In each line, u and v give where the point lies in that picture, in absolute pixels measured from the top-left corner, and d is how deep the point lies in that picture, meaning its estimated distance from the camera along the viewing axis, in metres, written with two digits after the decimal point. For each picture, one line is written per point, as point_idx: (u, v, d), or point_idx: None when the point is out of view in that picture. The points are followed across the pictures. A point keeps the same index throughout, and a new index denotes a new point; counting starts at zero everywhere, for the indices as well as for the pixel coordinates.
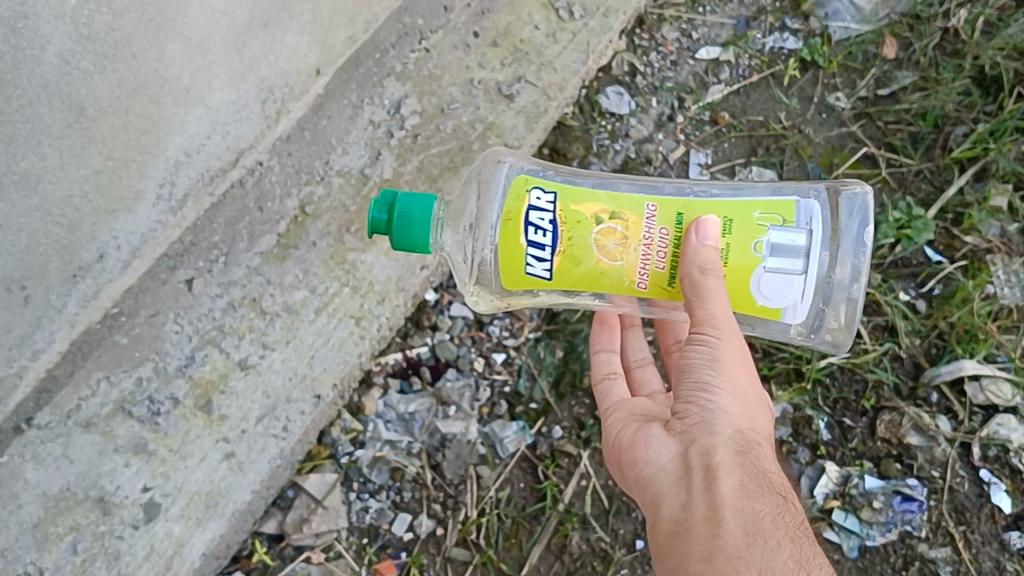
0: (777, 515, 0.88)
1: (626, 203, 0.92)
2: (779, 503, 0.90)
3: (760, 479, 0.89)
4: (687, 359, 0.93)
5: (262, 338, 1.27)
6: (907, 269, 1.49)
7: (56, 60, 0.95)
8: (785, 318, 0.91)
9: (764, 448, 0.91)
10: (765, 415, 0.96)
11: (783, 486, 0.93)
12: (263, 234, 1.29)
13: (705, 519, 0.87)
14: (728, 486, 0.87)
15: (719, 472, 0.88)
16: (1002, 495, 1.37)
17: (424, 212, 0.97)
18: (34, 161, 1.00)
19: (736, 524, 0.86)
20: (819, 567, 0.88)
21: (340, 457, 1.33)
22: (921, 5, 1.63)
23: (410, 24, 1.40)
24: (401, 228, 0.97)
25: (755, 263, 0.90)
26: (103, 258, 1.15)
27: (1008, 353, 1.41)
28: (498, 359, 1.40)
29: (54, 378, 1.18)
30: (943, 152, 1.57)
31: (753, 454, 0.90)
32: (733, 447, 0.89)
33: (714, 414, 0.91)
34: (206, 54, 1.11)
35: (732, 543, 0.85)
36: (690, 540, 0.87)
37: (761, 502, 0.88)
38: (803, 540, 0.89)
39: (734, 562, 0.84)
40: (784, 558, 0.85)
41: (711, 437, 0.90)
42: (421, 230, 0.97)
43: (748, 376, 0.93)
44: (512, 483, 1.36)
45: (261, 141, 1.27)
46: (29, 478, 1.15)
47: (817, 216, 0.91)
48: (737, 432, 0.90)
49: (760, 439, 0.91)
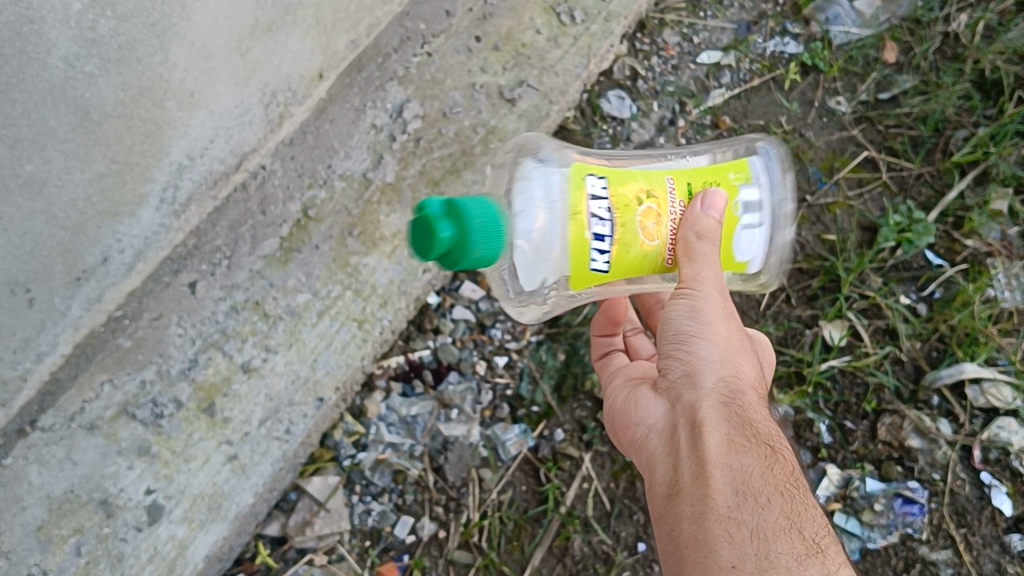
0: (766, 471, 0.89)
1: (655, 180, 0.94)
2: (768, 456, 0.91)
3: (747, 431, 0.90)
4: (669, 312, 0.95)
5: (265, 342, 1.28)
6: (908, 272, 1.50)
7: (62, 64, 0.95)
8: (748, 270, 1.03)
9: (750, 396, 0.93)
10: (751, 363, 0.97)
11: (770, 437, 0.94)
12: (266, 237, 1.30)
13: (695, 479, 0.88)
14: (715, 442, 0.88)
15: (705, 428, 0.89)
16: (1003, 498, 1.36)
17: (498, 218, 0.83)
18: (39, 164, 1.00)
19: (724, 483, 0.86)
20: (811, 522, 0.88)
21: (342, 460, 1.33)
22: (921, 10, 1.65)
23: (414, 28, 1.42)
24: (485, 240, 0.81)
25: (736, 222, 0.99)
26: (107, 262, 1.16)
27: (1008, 356, 1.42)
28: (500, 362, 1.41)
29: (59, 381, 1.19)
30: (943, 156, 1.58)
31: (739, 403, 0.91)
32: (718, 399, 0.91)
33: (696, 367, 0.93)
34: (210, 58, 1.12)
35: (723, 502, 0.85)
36: (681, 502, 0.88)
37: (749, 456, 0.89)
38: (792, 494, 0.90)
39: (726, 523, 0.84)
40: (774, 517, 0.86)
41: (696, 392, 0.92)
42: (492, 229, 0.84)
43: (729, 328, 0.94)
44: (514, 485, 1.36)
45: (264, 146, 1.29)
46: (33, 481, 1.16)
47: (763, 171, 1.03)
48: (720, 382, 0.92)
49: (744, 387, 0.93)
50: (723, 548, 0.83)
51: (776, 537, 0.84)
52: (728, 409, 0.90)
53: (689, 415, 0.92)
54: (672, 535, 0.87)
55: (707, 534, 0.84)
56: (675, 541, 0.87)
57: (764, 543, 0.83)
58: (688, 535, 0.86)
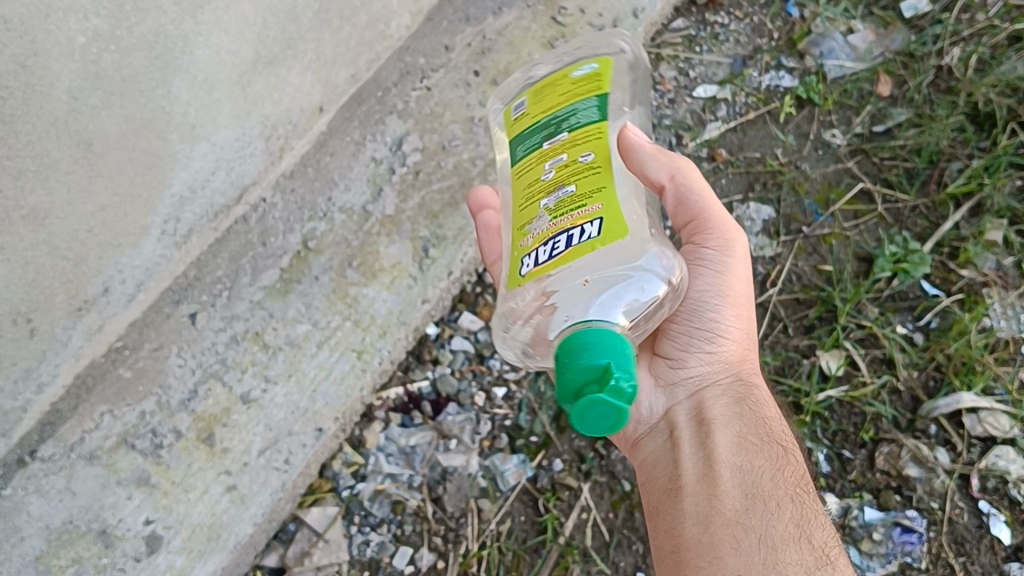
0: (776, 473, 0.95)
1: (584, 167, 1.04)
2: (779, 455, 0.97)
3: (758, 431, 0.99)
4: (691, 296, 1.04)
5: (265, 372, 1.28)
6: (904, 302, 1.50)
7: (65, 97, 0.96)
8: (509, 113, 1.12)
9: (763, 392, 1.05)
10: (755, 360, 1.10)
11: (783, 436, 1.01)
12: (266, 269, 1.32)
13: (702, 478, 0.96)
14: (725, 442, 0.98)
15: (717, 427, 1.00)
16: (1002, 526, 1.35)
17: (624, 352, 0.79)
18: (42, 196, 1.00)
19: (732, 487, 0.94)
20: (821, 529, 0.92)
21: (340, 491, 1.34)
22: (914, 44, 1.68)
23: (413, 62, 1.44)
24: (619, 363, 0.78)
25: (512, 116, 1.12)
26: (108, 292, 1.17)
27: (1005, 385, 1.42)
28: (498, 393, 1.41)
29: (59, 412, 1.20)
30: (937, 187, 1.59)
31: (753, 400, 1.02)
32: (731, 396, 1.03)
33: (714, 364, 1.05)
34: (211, 91, 1.13)
35: (730, 507, 0.92)
36: (686, 500, 0.95)
37: (760, 457, 0.96)
38: (803, 499, 0.94)
39: (732, 527, 0.90)
40: (783, 524, 0.90)
41: (707, 387, 1.04)
42: (628, 343, 0.81)
43: (746, 320, 1.07)
44: (512, 516, 1.36)
45: (264, 178, 1.31)
46: (32, 511, 1.16)
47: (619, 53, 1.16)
48: (734, 377, 1.04)
49: (757, 385, 1.05)
50: (729, 554, 0.88)
51: (786, 544, 0.88)
52: (738, 407, 1.01)
53: (698, 412, 1.02)
54: (672, 535, 0.94)
55: (713, 538, 0.90)
56: (676, 540, 0.93)
57: (771, 551, 0.87)
58: (691, 536, 0.92)
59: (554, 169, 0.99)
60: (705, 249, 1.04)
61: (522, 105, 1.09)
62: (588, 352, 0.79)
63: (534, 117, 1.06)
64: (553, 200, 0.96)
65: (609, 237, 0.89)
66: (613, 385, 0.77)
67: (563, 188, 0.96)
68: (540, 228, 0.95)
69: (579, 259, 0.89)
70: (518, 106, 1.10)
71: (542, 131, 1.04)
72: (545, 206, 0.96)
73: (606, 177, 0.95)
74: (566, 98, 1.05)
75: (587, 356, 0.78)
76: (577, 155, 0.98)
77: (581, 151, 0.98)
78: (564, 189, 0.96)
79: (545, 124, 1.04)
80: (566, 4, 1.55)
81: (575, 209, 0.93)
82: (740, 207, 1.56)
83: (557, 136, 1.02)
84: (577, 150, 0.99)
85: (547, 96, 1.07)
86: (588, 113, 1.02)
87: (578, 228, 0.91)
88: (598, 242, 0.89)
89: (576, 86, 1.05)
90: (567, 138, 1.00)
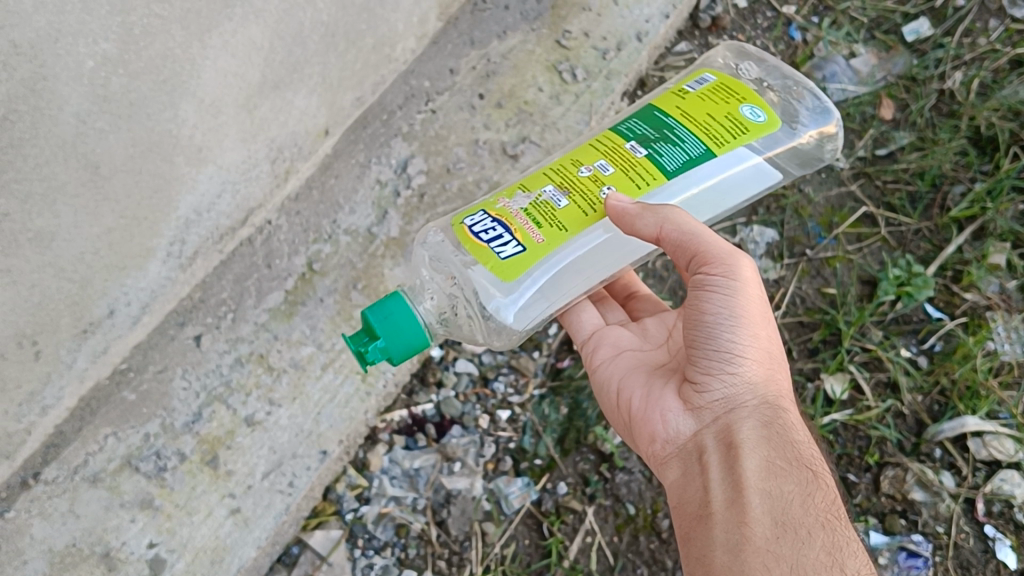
0: (806, 499, 0.95)
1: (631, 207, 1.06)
2: (809, 480, 0.97)
3: (787, 455, 0.98)
4: (704, 320, 1.01)
5: (269, 395, 1.29)
6: (908, 325, 1.51)
7: (73, 120, 0.94)
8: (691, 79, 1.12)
9: (790, 411, 1.02)
10: (785, 377, 1.06)
11: (812, 459, 1.00)
12: (271, 291, 1.32)
13: (731, 504, 0.95)
14: (752, 468, 0.96)
15: (744, 450, 0.97)
16: (1008, 550, 1.35)
17: (409, 339, 1.02)
18: (49, 219, 0.99)
19: (762, 514, 0.93)
20: (853, 556, 0.92)
21: (345, 513, 1.33)
22: (916, 68, 1.69)
23: (417, 86, 1.44)
24: (393, 347, 1.01)
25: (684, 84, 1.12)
26: (113, 315, 1.16)
27: (1009, 409, 1.41)
28: (503, 415, 1.42)
29: (62, 434, 1.19)
30: (941, 211, 1.59)
31: (780, 423, 1.00)
32: (758, 419, 1.00)
33: (739, 387, 1.01)
34: (218, 115, 1.13)
35: (760, 536, 0.91)
36: (715, 527, 0.95)
37: (789, 482, 0.96)
38: (833, 526, 0.95)
39: (764, 556, 0.90)
40: (814, 552, 0.91)
41: (733, 409, 1.01)
42: (415, 333, 1.02)
43: (768, 335, 1.03)
44: (517, 539, 1.36)
45: (270, 200, 1.31)
46: (35, 534, 1.15)
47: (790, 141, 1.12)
48: (760, 399, 1.01)
49: (786, 406, 1.02)
50: None
51: (818, 572, 0.89)
52: (766, 431, 0.99)
53: (724, 435, 1.00)
54: (702, 558, 0.94)
55: (744, 568, 0.90)
56: (707, 567, 0.93)
57: None
58: (721, 564, 0.92)
59: (590, 171, 1.03)
60: (710, 275, 1.01)
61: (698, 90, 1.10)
62: (383, 318, 1.01)
63: (671, 111, 1.07)
64: (545, 196, 1.02)
65: (500, 267, 0.98)
66: (367, 350, 1.01)
67: (558, 195, 1.02)
68: (514, 204, 1.03)
69: (477, 256, 1.00)
70: (697, 84, 1.10)
71: (652, 129, 1.06)
72: (542, 193, 1.03)
73: (576, 228, 1.00)
74: (700, 126, 1.04)
75: (372, 315, 1.01)
76: (605, 183, 1.02)
77: (610, 181, 1.02)
78: (557, 198, 1.02)
79: (657, 127, 1.06)
80: (571, 27, 1.55)
81: (531, 221, 1.00)
82: (743, 230, 1.56)
83: (639, 147, 1.04)
84: (615, 180, 1.02)
85: (703, 106, 1.06)
86: (674, 156, 1.02)
87: (512, 236, 0.99)
88: (493, 262, 0.98)
89: (718, 122, 1.04)
90: (632, 158, 1.03)
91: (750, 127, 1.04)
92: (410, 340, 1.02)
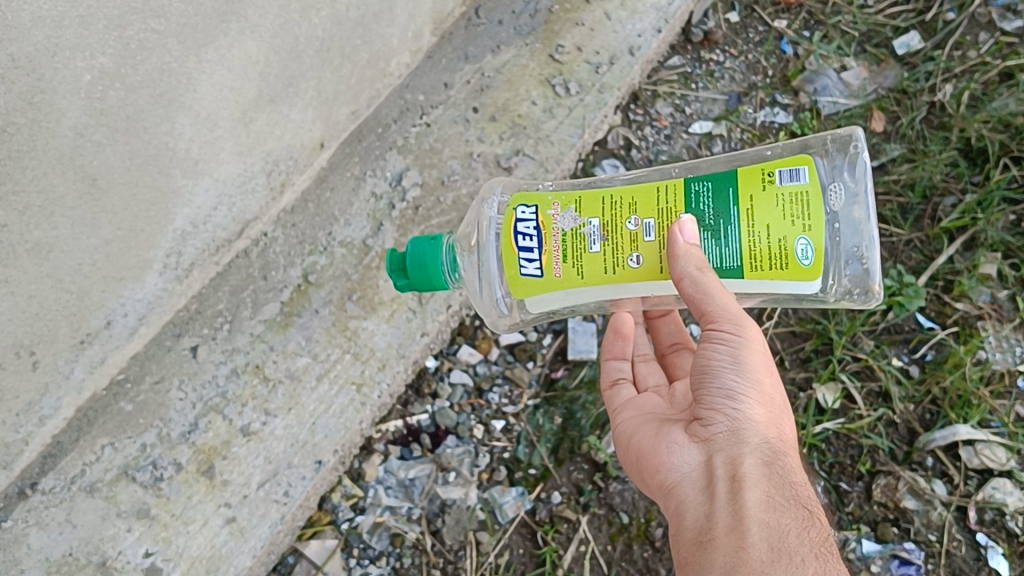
0: (802, 532, 0.93)
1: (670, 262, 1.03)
2: (804, 517, 0.95)
3: (787, 491, 0.95)
4: (708, 362, 0.99)
5: (265, 405, 1.30)
6: (900, 335, 1.52)
7: (71, 133, 0.96)
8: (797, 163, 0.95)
9: (791, 455, 0.98)
10: (786, 424, 1.03)
11: (809, 500, 0.98)
12: (266, 302, 1.33)
13: (731, 529, 0.92)
14: (754, 498, 0.93)
15: (746, 482, 0.94)
16: (1000, 558, 1.37)
17: (435, 281, 1.10)
18: (47, 229, 1.01)
19: (760, 539, 0.90)
20: None
21: (340, 523, 1.35)
22: (907, 81, 1.70)
23: (412, 100, 1.46)
24: (417, 284, 1.11)
25: (785, 165, 0.95)
26: (111, 326, 1.18)
27: (1001, 418, 1.43)
28: (497, 426, 1.43)
29: (59, 444, 1.20)
30: (931, 222, 1.60)
31: (782, 463, 0.96)
32: (760, 456, 0.96)
33: (741, 424, 0.97)
34: (214, 128, 1.14)
35: (756, 557, 0.89)
36: (714, 550, 0.92)
37: (788, 516, 0.93)
38: (827, 559, 0.92)
39: None
40: None
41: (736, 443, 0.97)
42: (439, 279, 1.10)
43: (771, 380, 1.00)
44: (511, 549, 1.37)
45: (266, 213, 1.32)
46: (32, 543, 1.17)
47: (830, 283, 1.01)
48: (762, 438, 0.98)
49: (787, 450, 0.98)
50: None
51: None
52: (767, 466, 0.95)
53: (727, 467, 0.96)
54: None
55: None
56: None
57: None
58: None
59: (635, 226, 0.98)
60: (717, 331, 0.96)
61: (783, 187, 0.95)
62: (414, 256, 1.10)
63: (742, 196, 0.95)
64: (587, 231, 0.99)
65: (513, 282, 1.02)
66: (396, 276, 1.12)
67: (595, 237, 0.98)
68: (562, 218, 1.00)
69: (506, 255, 1.02)
70: (788, 179, 0.95)
71: (715, 207, 0.96)
72: (588, 224, 0.99)
73: (592, 281, 0.99)
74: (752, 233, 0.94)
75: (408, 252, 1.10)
76: (638, 247, 0.98)
77: (642, 250, 0.97)
78: (594, 238, 0.99)
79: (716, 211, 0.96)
80: (564, 41, 1.57)
81: (558, 248, 0.99)
82: None
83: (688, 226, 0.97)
84: (649, 250, 0.97)
85: (770, 213, 0.94)
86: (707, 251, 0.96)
87: (537, 255, 1.00)
88: (512, 274, 1.02)
89: (765, 242, 0.94)
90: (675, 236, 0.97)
91: (793, 264, 0.93)
92: (433, 283, 1.11)
